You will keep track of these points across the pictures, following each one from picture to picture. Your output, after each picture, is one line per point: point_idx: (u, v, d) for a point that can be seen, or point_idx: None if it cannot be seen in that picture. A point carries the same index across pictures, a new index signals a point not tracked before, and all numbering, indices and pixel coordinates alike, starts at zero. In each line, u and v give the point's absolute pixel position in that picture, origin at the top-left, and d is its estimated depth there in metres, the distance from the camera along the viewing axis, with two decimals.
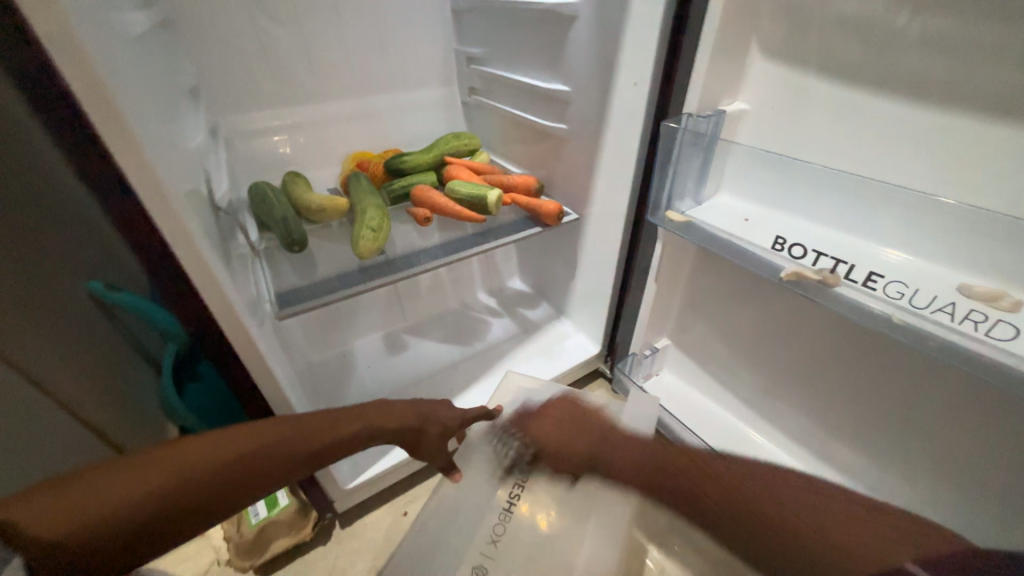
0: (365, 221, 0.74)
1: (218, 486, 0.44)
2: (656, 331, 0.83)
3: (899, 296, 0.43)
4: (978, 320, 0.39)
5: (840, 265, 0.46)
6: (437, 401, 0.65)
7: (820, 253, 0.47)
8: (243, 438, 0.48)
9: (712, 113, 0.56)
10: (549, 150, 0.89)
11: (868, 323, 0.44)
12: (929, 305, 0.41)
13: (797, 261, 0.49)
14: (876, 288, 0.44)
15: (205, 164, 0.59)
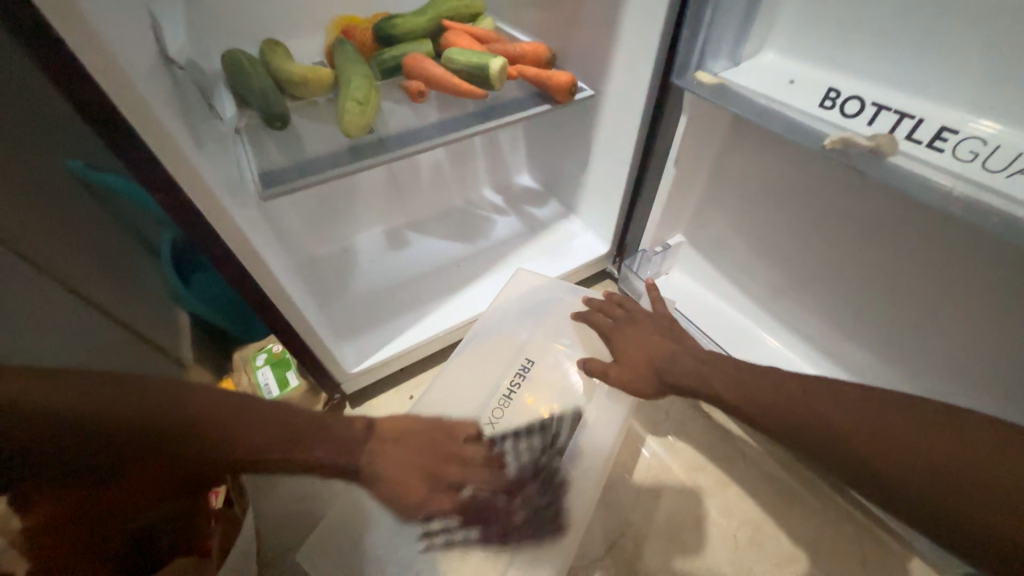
0: (350, 92, 0.66)
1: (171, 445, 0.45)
2: (670, 227, 0.78)
3: (971, 157, 0.37)
4: None
5: (904, 121, 0.40)
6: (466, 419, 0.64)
7: (884, 106, 0.40)
8: (211, 406, 0.47)
9: None
10: (563, 10, 0.75)
11: (926, 199, 0.37)
12: (1005, 167, 0.36)
13: (848, 120, 0.42)
14: (944, 148, 0.38)
15: (151, 10, 0.50)
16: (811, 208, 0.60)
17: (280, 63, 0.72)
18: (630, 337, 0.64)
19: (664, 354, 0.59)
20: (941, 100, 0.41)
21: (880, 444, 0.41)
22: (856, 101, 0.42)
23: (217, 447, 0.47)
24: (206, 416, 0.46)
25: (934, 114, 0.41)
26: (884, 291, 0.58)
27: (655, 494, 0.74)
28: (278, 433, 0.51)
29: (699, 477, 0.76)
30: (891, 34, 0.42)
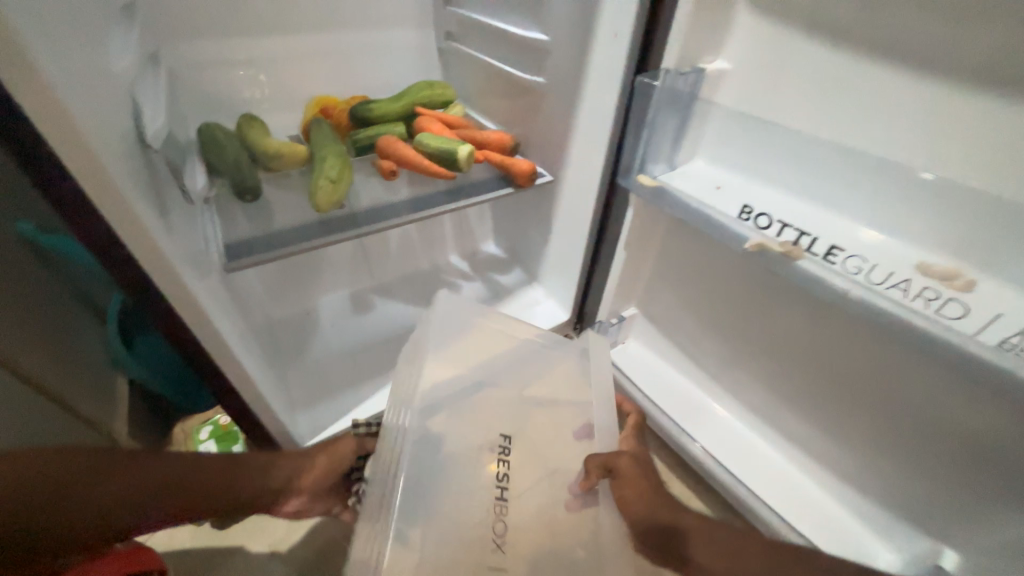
0: (323, 171, 0.69)
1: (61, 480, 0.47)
2: (623, 300, 0.83)
3: (857, 271, 0.44)
4: (929, 298, 0.40)
5: (803, 237, 0.46)
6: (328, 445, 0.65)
7: (785, 225, 0.46)
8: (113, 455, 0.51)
9: (690, 71, 0.54)
10: (527, 106, 0.84)
11: (831, 299, 0.43)
12: (884, 281, 0.42)
13: (762, 232, 0.48)
14: (836, 261, 0.44)
15: (134, 94, 0.52)
16: (742, 293, 0.66)
17: (257, 138, 0.75)
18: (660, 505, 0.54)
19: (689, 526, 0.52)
20: (839, 211, 0.49)
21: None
22: (767, 216, 0.48)
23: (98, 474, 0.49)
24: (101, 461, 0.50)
25: (833, 224, 0.49)
26: (812, 371, 0.62)
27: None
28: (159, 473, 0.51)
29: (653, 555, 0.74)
30: (792, 160, 0.50)
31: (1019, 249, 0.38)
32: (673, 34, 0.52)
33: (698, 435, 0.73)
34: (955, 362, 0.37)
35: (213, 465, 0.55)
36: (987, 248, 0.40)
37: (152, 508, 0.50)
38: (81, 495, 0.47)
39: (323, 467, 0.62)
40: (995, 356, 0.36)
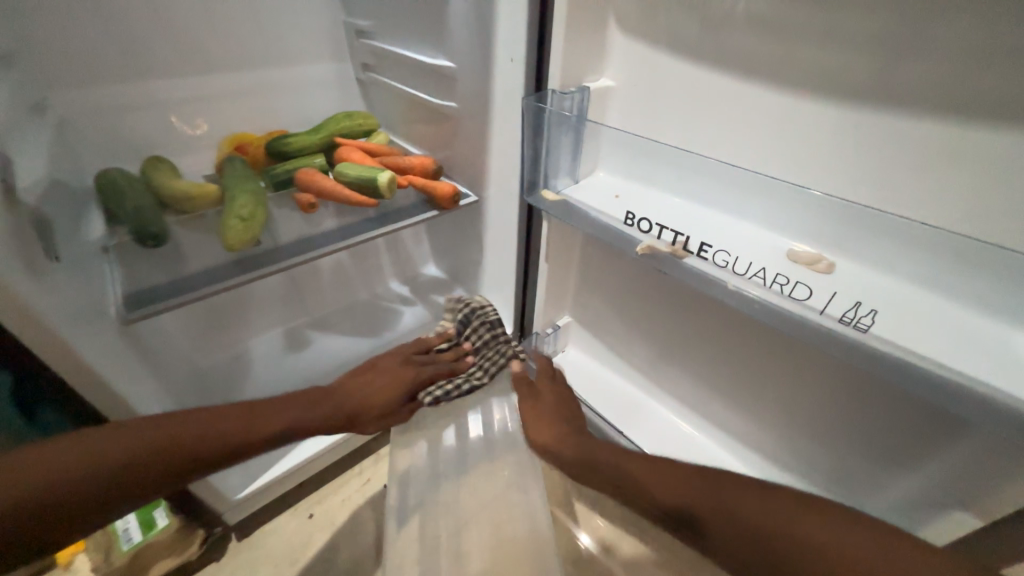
0: (233, 209, 0.68)
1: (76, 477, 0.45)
2: (556, 310, 0.85)
3: (725, 264, 0.48)
4: (783, 284, 0.45)
5: (679, 237, 0.49)
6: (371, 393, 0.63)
7: (662, 227, 0.50)
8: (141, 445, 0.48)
9: (575, 91, 0.57)
10: (445, 131, 0.86)
11: (704, 290, 0.48)
12: (747, 271, 0.47)
13: (646, 235, 0.52)
14: (708, 257, 0.48)
15: (2, 145, 0.49)
16: (656, 292, 0.69)
17: (162, 180, 0.72)
18: (534, 421, 0.65)
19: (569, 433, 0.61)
20: (723, 210, 0.52)
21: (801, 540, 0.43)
22: (648, 221, 0.52)
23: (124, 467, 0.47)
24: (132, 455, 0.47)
25: (715, 221, 0.53)
26: (727, 361, 0.65)
27: None
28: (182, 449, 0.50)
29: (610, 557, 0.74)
30: (676, 166, 0.53)
31: (860, 234, 0.44)
32: (559, 57, 0.55)
33: (637, 438, 0.74)
34: (820, 339, 0.42)
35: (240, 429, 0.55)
36: (838, 232, 0.45)
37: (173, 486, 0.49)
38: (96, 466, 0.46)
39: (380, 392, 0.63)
40: (840, 329, 0.41)
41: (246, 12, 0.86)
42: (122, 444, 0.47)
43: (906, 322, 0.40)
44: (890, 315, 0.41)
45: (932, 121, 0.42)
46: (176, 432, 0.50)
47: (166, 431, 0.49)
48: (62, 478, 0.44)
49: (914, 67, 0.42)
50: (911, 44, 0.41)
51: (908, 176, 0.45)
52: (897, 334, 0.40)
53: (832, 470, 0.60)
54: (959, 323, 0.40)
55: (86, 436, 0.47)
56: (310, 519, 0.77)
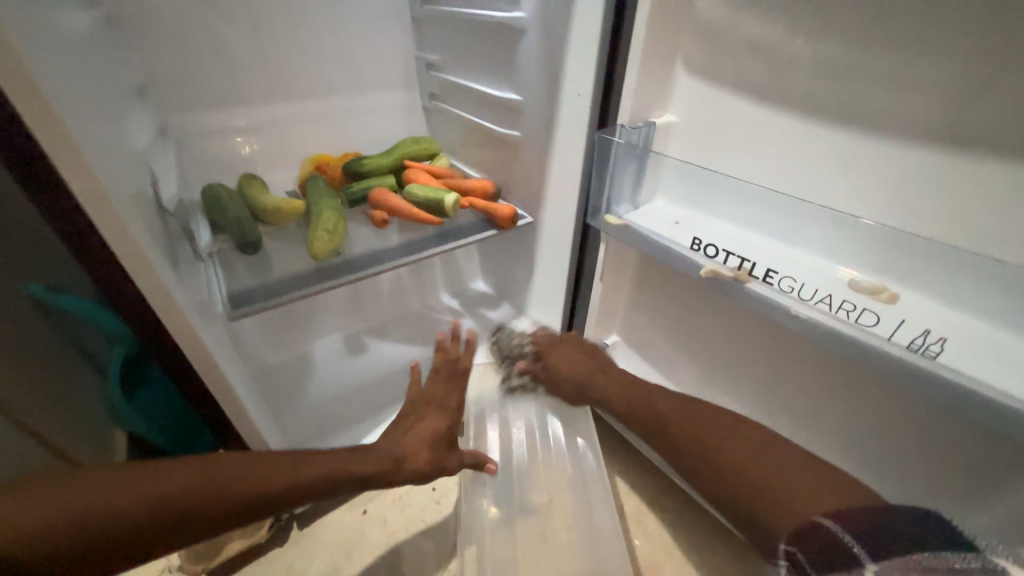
0: (319, 223, 0.75)
1: (169, 513, 0.46)
2: (604, 328, 0.88)
3: (790, 289, 0.50)
4: (849, 309, 0.48)
5: (745, 262, 0.52)
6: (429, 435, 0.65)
7: (729, 253, 0.53)
8: (231, 477, 0.49)
9: (642, 125, 0.61)
10: (505, 156, 0.92)
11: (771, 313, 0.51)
12: (813, 297, 0.49)
13: (712, 260, 0.55)
14: (774, 282, 0.51)
15: (150, 162, 0.59)
16: (707, 316, 0.71)
17: (258, 196, 0.81)
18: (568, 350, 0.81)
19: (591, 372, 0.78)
20: (782, 240, 0.55)
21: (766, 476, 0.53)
22: (713, 247, 0.55)
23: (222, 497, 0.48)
24: (224, 487, 0.48)
25: (778, 251, 0.55)
26: (777, 387, 0.66)
27: None
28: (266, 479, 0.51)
29: None
30: (738, 197, 0.56)
31: (923, 270, 0.45)
32: (626, 95, 0.60)
33: None
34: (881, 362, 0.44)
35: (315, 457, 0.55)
36: (902, 266, 0.47)
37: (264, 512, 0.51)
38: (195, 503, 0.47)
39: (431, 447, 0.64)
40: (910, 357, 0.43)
41: (333, 49, 0.97)
42: (174, 478, 0.47)
43: (975, 352, 0.42)
44: (961, 349, 0.42)
45: (1003, 160, 0.43)
46: (256, 475, 0.50)
47: (245, 474, 0.50)
48: (150, 512, 0.45)
49: (981, 107, 0.43)
50: (976, 88, 0.43)
51: (977, 213, 0.46)
52: (963, 363, 0.41)
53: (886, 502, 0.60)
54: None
55: (164, 466, 0.48)
56: (365, 514, 0.82)
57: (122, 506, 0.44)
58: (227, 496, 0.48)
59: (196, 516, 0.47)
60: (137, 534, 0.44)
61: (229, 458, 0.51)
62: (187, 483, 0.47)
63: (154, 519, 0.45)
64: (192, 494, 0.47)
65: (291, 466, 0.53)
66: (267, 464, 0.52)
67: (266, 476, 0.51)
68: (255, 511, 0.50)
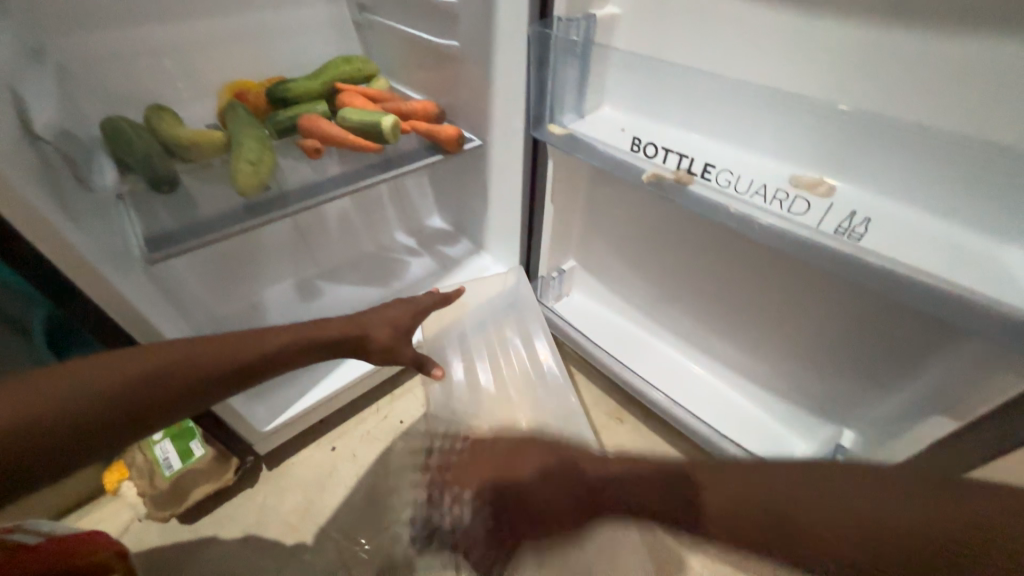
0: (241, 154, 0.68)
1: (154, 388, 0.44)
2: (562, 254, 0.88)
3: (726, 184, 0.49)
4: (782, 200, 0.46)
5: (683, 160, 0.51)
6: (385, 313, 0.62)
7: (668, 152, 0.51)
8: (207, 349, 0.47)
9: (581, 17, 0.54)
10: (446, 74, 0.84)
11: (707, 210, 0.49)
12: (747, 190, 0.48)
13: (651, 161, 0.53)
14: (711, 177, 0.50)
15: (14, 85, 0.50)
16: (660, 230, 0.70)
17: (166, 126, 0.72)
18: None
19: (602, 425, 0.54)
20: (726, 139, 0.53)
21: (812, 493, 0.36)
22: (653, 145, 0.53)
23: (205, 367, 0.46)
24: (204, 358, 0.46)
25: (722, 151, 0.53)
26: (725, 297, 0.67)
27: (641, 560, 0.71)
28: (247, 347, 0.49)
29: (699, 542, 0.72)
30: (689, 97, 0.53)
31: (862, 157, 0.44)
32: None
33: (640, 369, 0.78)
34: (808, 248, 0.44)
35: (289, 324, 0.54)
36: (840, 155, 0.46)
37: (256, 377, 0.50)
38: (180, 376, 0.45)
39: (398, 315, 0.63)
40: (836, 241, 0.43)
41: None
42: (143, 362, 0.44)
43: (894, 234, 0.43)
44: (882, 231, 0.43)
45: None
46: (233, 344, 0.49)
47: (221, 344, 0.48)
48: (133, 389, 0.43)
49: None
50: None
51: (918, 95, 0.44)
52: (883, 245, 0.42)
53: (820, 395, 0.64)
54: (949, 236, 0.42)
55: (125, 354, 0.44)
56: (334, 451, 0.83)
57: (98, 394, 0.41)
58: (207, 365, 0.46)
59: (187, 388, 0.45)
60: (130, 412, 0.42)
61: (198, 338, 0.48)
62: (159, 361, 0.44)
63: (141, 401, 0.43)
64: (168, 373, 0.44)
65: (269, 335, 0.51)
66: (239, 336, 0.50)
67: (244, 343, 0.49)
68: (248, 376, 0.49)
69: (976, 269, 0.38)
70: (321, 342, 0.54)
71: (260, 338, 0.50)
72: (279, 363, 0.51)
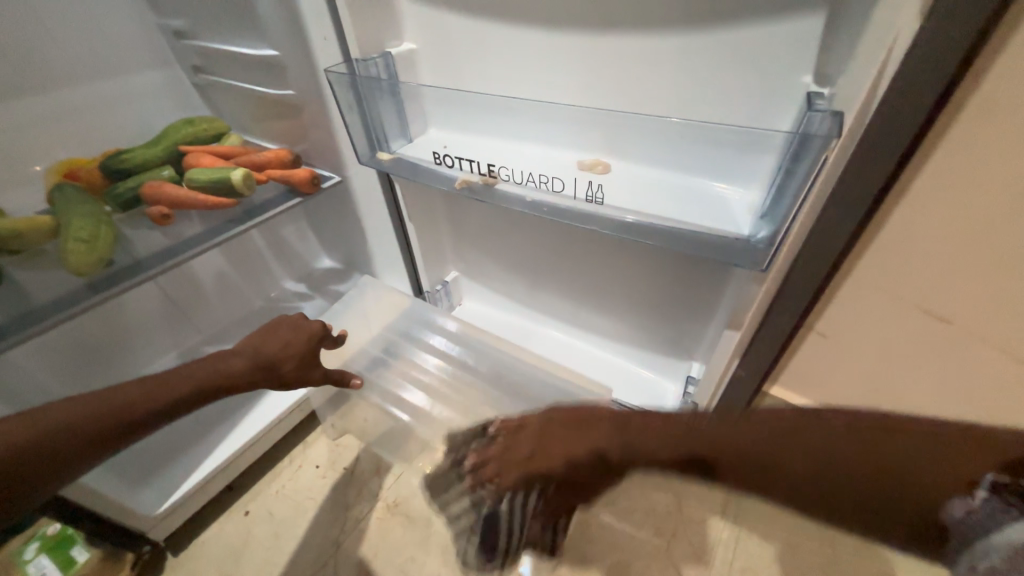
0: (71, 233, 0.66)
1: (28, 459, 0.40)
2: (441, 268, 0.94)
3: (512, 179, 0.57)
4: (550, 182, 0.55)
5: (475, 165, 0.58)
6: (282, 338, 0.61)
7: (464, 161, 0.58)
8: (86, 409, 0.44)
9: (377, 57, 0.60)
10: (291, 121, 0.87)
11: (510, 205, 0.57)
12: (526, 180, 0.57)
13: (456, 171, 0.60)
14: (499, 175, 0.57)
15: None
16: (513, 228, 0.78)
17: None
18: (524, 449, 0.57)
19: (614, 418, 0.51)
20: (520, 140, 0.61)
21: (788, 461, 0.39)
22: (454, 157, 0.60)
23: (88, 426, 0.43)
24: (85, 417, 0.44)
25: (519, 150, 0.61)
26: (575, 273, 0.76)
27: (603, 545, 0.74)
28: (134, 397, 0.47)
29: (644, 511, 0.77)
30: (489, 112, 0.60)
31: (623, 141, 0.54)
32: (348, 28, 0.56)
33: None
34: (580, 218, 0.53)
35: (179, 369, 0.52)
36: (603, 139, 0.55)
37: (145, 428, 0.48)
38: (60, 439, 0.42)
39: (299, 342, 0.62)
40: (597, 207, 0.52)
41: (37, 22, 0.77)
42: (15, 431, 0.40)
43: (637, 194, 0.53)
44: (620, 190, 0.53)
45: None
46: (119, 397, 0.46)
47: (106, 400, 0.46)
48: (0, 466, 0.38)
49: None
50: None
51: (650, 86, 0.52)
52: (623, 204, 0.52)
53: (667, 339, 0.74)
54: (684, 184, 0.53)
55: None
56: (247, 515, 0.80)
57: (32, 436, 0.40)
58: (91, 424, 0.44)
59: (68, 453, 0.42)
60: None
61: (73, 396, 0.45)
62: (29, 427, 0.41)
63: (73, 441, 0.42)
64: (44, 438, 0.41)
65: (157, 384, 0.49)
66: (125, 388, 0.47)
67: (128, 395, 0.47)
68: (137, 427, 0.47)
69: (696, 207, 0.50)
70: (216, 383, 0.53)
71: (148, 388, 0.48)
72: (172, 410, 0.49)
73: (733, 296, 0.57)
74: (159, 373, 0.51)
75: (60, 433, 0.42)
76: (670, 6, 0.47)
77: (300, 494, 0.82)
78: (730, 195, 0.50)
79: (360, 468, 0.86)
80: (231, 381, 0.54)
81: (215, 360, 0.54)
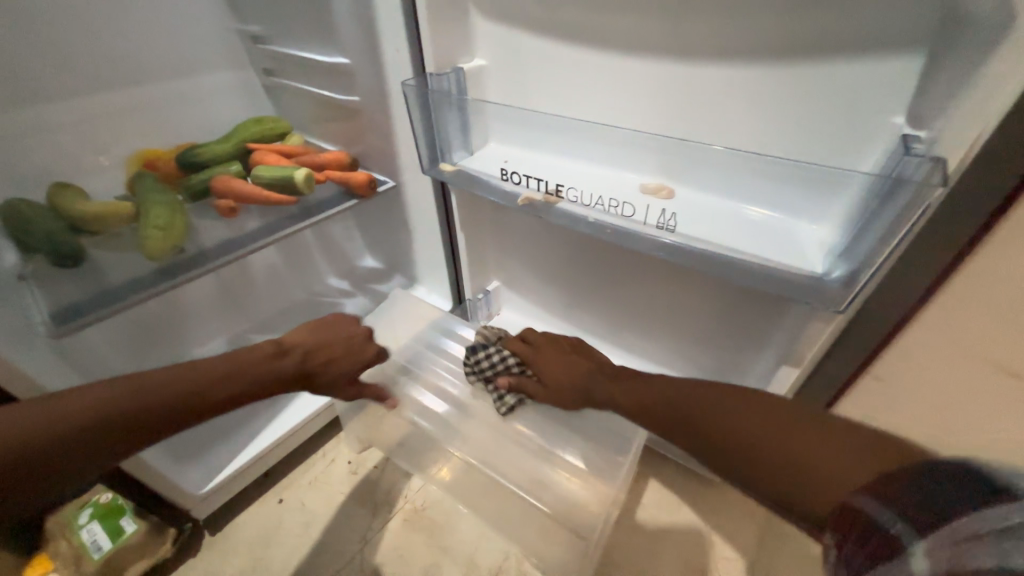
0: (149, 220, 0.70)
1: (117, 422, 0.44)
2: (483, 277, 0.95)
3: (575, 199, 0.58)
4: (615, 204, 0.55)
5: (541, 183, 0.59)
6: (342, 348, 0.65)
7: (529, 178, 0.59)
8: (172, 383, 0.48)
9: (449, 72, 0.62)
10: (352, 125, 0.90)
11: (571, 224, 0.57)
12: (591, 201, 0.57)
13: (520, 187, 0.61)
14: (563, 194, 0.58)
15: None
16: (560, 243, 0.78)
17: (67, 201, 0.71)
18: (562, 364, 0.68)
19: (591, 372, 0.65)
20: (584, 160, 0.62)
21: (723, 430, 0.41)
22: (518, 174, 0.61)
23: (169, 401, 0.47)
24: (168, 391, 0.47)
25: (582, 169, 0.62)
26: (622, 293, 0.75)
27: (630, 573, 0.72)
28: (212, 379, 0.51)
29: (675, 542, 0.75)
30: (553, 131, 0.61)
31: (689, 169, 0.54)
32: (426, 43, 0.59)
33: None
34: (642, 242, 0.53)
35: (256, 356, 0.55)
36: (669, 165, 0.55)
37: (216, 409, 0.51)
38: (145, 409, 0.46)
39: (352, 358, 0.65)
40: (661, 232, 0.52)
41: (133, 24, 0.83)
42: (113, 392, 0.45)
43: (704, 222, 0.52)
44: (689, 217, 0.53)
45: None
46: (201, 375, 0.50)
47: (191, 377, 0.49)
48: (94, 424, 0.43)
49: None
50: None
51: (720, 116, 0.52)
52: (688, 231, 0.52)
53: (712, 368, 0.72)
54: (750, 215, 0.52)
55: (95, 387, 0.45)
56: (281, 503, 0.82)
57: (123, 400, 0.45)
58: (174, 398, 0.47)
59: (149, 422, 0.46)
60: (84, 449, 0.43)
61: (171, 368, 0.49)
62: (123, 392, 0.45)
63: (148, 414, 0.46)
64: (132, 404, 0.45)
65: (234, 368, 0.53)
66: (207, 368, 0.51)
67: (207, 377, 0.50)
68: (208, 407, 0.50)
69: (767, 240, 0.49)
70: (281, 378, 0.56)
71: (226, 371, 0.52)
72: (241, 395, 0.52)
73: (793, 332, 0.55)
74: (240, 357, 0.54)
75: (147, 402, 0.46)
76: (752, 37, 0.47)
77: (332, 487, 0.84)
78: (800, 229, 0.49)
79: (390, 468, 0.87)
80: (291, 378, 0.57)
81: (285, 353, 0.58)
